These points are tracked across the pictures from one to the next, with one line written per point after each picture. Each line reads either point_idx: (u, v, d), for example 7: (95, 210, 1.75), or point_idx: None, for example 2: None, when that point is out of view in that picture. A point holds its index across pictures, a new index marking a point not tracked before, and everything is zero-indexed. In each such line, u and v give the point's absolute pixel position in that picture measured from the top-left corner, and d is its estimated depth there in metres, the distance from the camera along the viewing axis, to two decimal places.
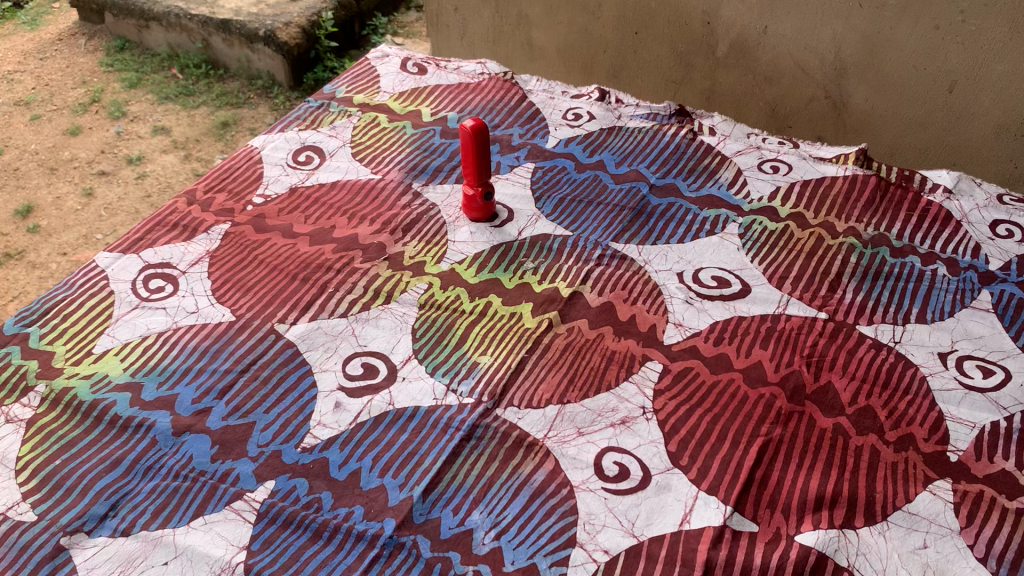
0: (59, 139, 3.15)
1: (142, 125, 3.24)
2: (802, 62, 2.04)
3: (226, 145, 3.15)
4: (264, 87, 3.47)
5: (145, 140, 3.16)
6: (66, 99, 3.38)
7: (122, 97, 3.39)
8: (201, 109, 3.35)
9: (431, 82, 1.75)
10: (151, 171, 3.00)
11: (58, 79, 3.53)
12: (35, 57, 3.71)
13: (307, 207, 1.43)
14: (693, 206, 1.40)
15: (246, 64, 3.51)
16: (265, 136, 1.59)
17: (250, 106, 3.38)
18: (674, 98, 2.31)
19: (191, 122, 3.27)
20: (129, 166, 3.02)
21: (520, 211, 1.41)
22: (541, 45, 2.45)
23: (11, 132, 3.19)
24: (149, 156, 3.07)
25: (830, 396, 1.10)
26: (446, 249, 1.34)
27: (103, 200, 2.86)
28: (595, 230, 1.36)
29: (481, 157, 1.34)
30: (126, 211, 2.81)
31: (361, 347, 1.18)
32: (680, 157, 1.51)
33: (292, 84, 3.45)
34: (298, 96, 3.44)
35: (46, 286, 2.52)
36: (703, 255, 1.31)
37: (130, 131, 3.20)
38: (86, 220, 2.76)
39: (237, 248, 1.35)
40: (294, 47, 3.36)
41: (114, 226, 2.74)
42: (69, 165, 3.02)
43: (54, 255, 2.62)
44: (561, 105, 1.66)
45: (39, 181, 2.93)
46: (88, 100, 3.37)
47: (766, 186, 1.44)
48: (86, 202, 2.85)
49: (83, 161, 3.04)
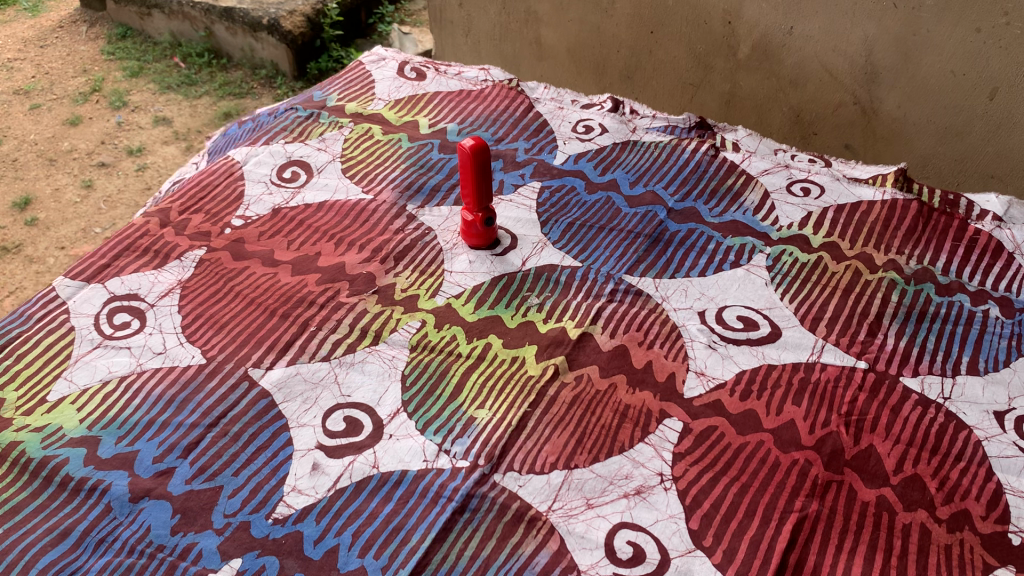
0: (58, 129, 3.03)
1: (143, 116, 3.11)
2: (829, 65, 1.90)
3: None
4: (268, 77, 3.35)
5: (146, 130, 3.03)
6: (66, 88, 3.26)
7: (124, 86, 3.27)
8: (203, 99, 3.22)
9: (431, 88, 1.61)
10: (151, 162, 2.88)
11: (58, 68, 3.40)
12: (35, 44, 3.58)
13: (292, 230, 1.30)
14: (716, 233, 1.27)
15: (249, 53, 3.38)
16: (248, 149, 1.46)
17: (252, 96, 3.25)
18: (692, 102, 2.18)
19: (193, 113, 3.14)
20: (129, 157, 2.90)
21: (524, 237, 1.28)
22: (550, 44, 2.32)
23: (10, 121, 3.08)
24: (150, 147, 2.95)
25: (873, 463, 0.97)
26: (442, 281, 1.21)
27: (102, 192, 2.74)
28: (607, 260, 1.23)
29: (481, 180, 1.21)
30: (126, 203, 2.69)
31: (344, 397, 1.06)
32: (701, 176, 1.38)
33: (296, 74, 3.33)
34: (303, 86, 3.31)
35: (45, 282, 2.41)
36: (727, 291, 1.18)
37: (131, 122, 3.08)
38: (85, 213, 2.65)
39: (212, 278, 1.23)
40: (299, 35, 3.23)
41: (114, 220, 2.63)
42: (69, 156, 2.90)
43: (52, 249, 2.51)
44: (570, 115, 1.52)
45: (38, 173, 2.82)
46: (88, 89, 3.25)
47: (796, 211, 1.30)
48: (86, 194, 2.74)
49: (82, 152, 2.92)
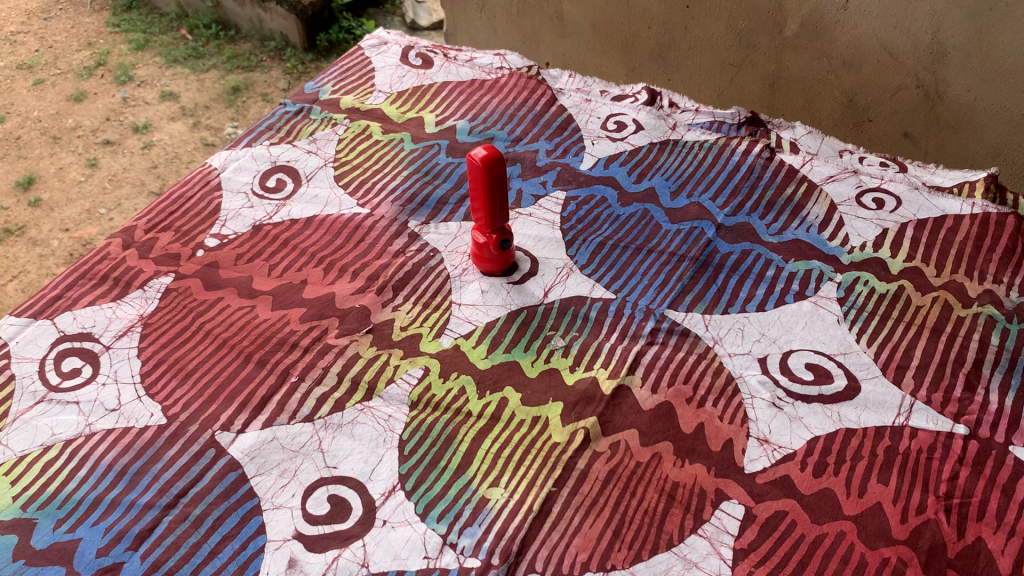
0: (61, 105, 2.84)
1: (149, 90, 2.91)
2: (890, 43, 1.67)
3: (237, 112, 2.84)
4: (277, 49, 3.14)
5: (153, 106, 2.84)
6: (70, 62, 3.05)
7: (129, 60, 3.06)
8: (211, 72, 3.01)
9: (438, 77, 1.41)
10: (158, 139, 2.69)
11: (62, 41, 3.18)
12: (39, 16, 3.36)
13: (275, 251, 1.11)
14: (775, 256, 1.07)
15: (258, 24, 3.17)
16: (227, 151, 1.26)
17: (261, 70, 3.05)
18: (731, 84, 1.95)
19: (201, 87, 2.94)
20: (135, 135, 2.71)
21: (547, 261, 1.08)
22: (574, 19, 2.09)
23: (12, 97, 2.89)
24: (156, 124, 2.76)
25: (984, 564, 0.77)
26: (449, 317, 1.02)
27: (107, 171, 2.58)
28: (645, 290, 1.03)
29: (495, 199, 1.01)
30: (131, 182, 2.53)
31: (329, 470, 0.87)
32: (754, 184, 1.17)
33: (306, 46, 3.12)
34: (313, 59, 3.10)
35: (49, 267, 2.28)
36: (792, 331, 0.98)
37: (137, 97, 2.88)
38: (89, 192, 2.50)
39: (180, 313, 1.04)
40: (309, 6, 3.01)
41: (120, 200, 2.48)
42: (73, 134, 2.72)
43: (56, 232, 2.38)
44: (600, 110, 1.32)
45: (41, 151, 2.65)
46: (93, 63, 3.04)
47: (870, 228, 1.10)
48: (91, 172, 2.57)
49: (87, 129, 2.73)
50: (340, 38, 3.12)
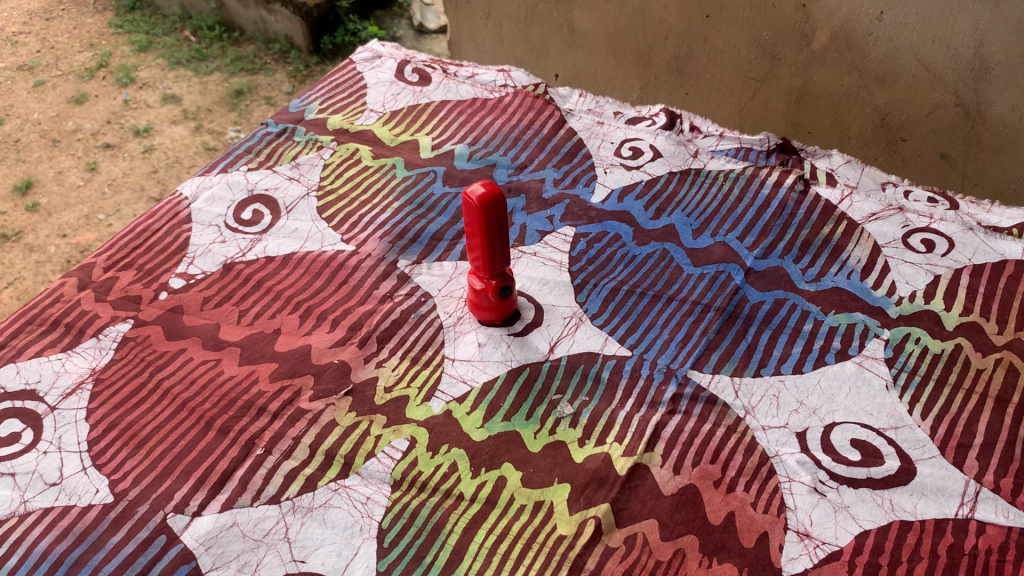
0: (61, 108, 2.72)
1: (150, 92, 2.78)
2: (928, 58, 1.53)
3: (240, 116, 2.72)
4: (281, 52, 2.99)
5: (154, 109, 2.71)
6: (72, 63, 2.92)
7: (132, 61, 2.92)
8: (214, 75, 2.88)
9: (436, 95, 1.29)
10: (160, 143, 2.58)
11: (64, 41, 3.04)
12: (40, 16, 3.20)
13: (247, 294, 0.99)
14: (813, 307, 0.94)
15: (261, 26, 3.02)
16: (200, 178, 1.14)
17: (265, 72, 2.91)
18: (754, 99, 1.81)
19: (203, 90, 2.81)
20: (135, 138, 2.60)
21: (552, 309, 0.95)
22: (584, 29, 1.94)
23: (12, 99, 2.78)
24: (158, 127, 2.64)
25: None
26: (441, 376, 0.89)
27: (107, 175, 2.47)
28: (666, 346, 0.90)
29: (492, 242, 0.88)
30: (130, 187, 2.43)
31: (296, 564, 0.74)
32: (787, 221, 1.04)
33: (311, 49, 2.97)
34: (316, 62, 2.95)
35: (46, 274, 2.19)
36: (834, 399, 0.85)
37: (139, 99, 2.76)
38: (88, 197, 2.40)
39: (138, 368, 0.92)
40: (314, 7, 2.86)
41: (119, 205, 2.37)
42: (73, 137, 2.61)
43: (53, 237, 2.28)
44: (613, 134, 1.19)
45: (40, 154, 2.55)
46: (94, 65, 2.91)
47: (919, 274, 0.97)
48: (90, 177, 2.46)
49: (87, 132, 2.62)
50: (346, 41, 2.96)
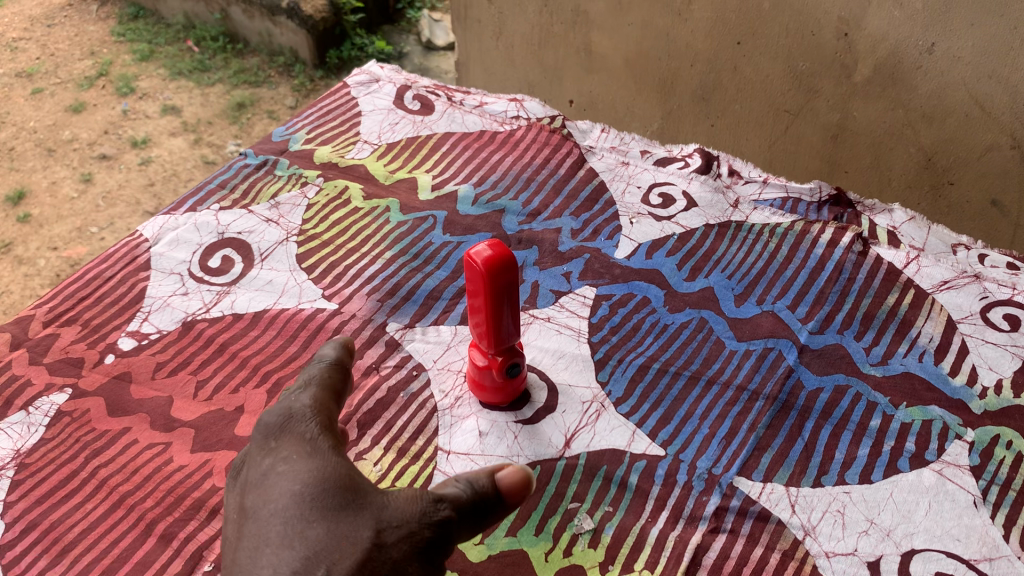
0: (59, 116, 2.59)
1: (150, 103, 2.63)
2: (983, 95, 1.27)
3: (241, 129, 2.57)
4: (286, 64, 2.80)
5: (153, 120, 2.57)
6: (72, 71, 2.77)
7: (133, 71, 2.76)
8: (217, 86, 2.72)
9: (439, 126, 1.14)
10: (157, 155, 2.44)
11: (65, 48, 2.89)
12: (41, 22, 3.04)
13: (209, 360, 0.84)
14: (881, 398, 0.78)
15: (267, 38, 2.82)
16: (164, 217, 0.99)
17: (269, 85, 2.73)
18: (786, 134, 1.57)
19: (205, 102, 2.65)
20: (133, 149, 2.46)
21: (569, 389, 0.80)
22: (603, 53, 1.74)
23: (8, 106, 2.64)
24: (156, 139, 2.50)
25: None
26: (433, 473, 0.74)
27: (102, 187, 2.33)
28: (705, 443, 0.75)
29: (501, 313, 0.72)
30: (126, 201, 2.29)
31: None
32: (844, 288, 0.89)
33: (316, 62, 2.77)
34: (322, 77, 2.76)
35: (34, 289, 2.07)
36: (912, 518, 0.69)
37: (138, 110, 2.61)
38: (82, 210, 2.27)
39: (72, 451, 0.77)
40: (321, 22, 2.68)
41: (113, 219, 2.24)
42: (68, 147, 2.47)
43: (44, 250, 2.15)
44: (641, 177, 1.04)
45: (34, 164, 2.41)
46: (95, 73, 2.75)
47: (1004, 359, 0.81)
48: (84, 188, 2.33)
49: (83, 142, 2.48)
50: (352, 57, 2.81)
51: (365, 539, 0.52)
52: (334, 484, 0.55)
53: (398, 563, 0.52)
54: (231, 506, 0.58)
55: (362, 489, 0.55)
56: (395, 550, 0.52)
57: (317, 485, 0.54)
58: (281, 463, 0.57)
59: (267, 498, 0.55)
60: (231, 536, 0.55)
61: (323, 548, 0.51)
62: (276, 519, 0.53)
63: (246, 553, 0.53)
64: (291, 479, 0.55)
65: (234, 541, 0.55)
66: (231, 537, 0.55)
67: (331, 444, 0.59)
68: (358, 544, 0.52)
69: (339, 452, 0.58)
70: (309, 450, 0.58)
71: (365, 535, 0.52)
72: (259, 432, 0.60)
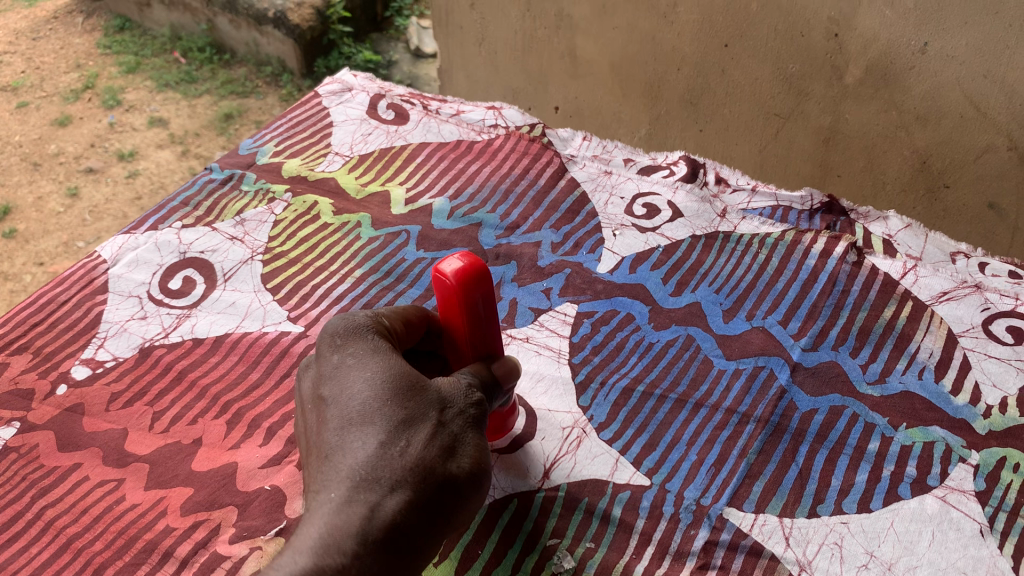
0: (44, 130, 2.54)
1: (137, 115, 2.58)
2: (978, 96, 1.23)
3: (229, 140, 2.51)
4: (273, 74, 2.73)
5: (139, 133, 2.52)
6: (57, 84, 2.73)
7: (118, 83, 2.71)
8: (204, 98, 2.67)
9: (413, 136, 1.09)
10: (144, 168, 2.39)
11: (50, 62, 2.84)
12: (27, 35, 2.99)
13: (166, 389, 0.79)
14: (879, 419, 0.74)
15: (253, 48, 2.75)
16: (124, 237, 0.94)
17: (256, 95, 2.68)
18: (776, 139, 1.53)
19: (192, 114, 2.60)
20: (119, 163, 2.41)
21: (549, 415, 0.75)
22: (588, 58, 1.70)
23: None
24: (143, 151, 2.45)
25: None
26: None
27: (88, 202, 2.29)
28: (693, 473, 0.70)
29: (482, 333, 0.66)
30: (112, 215, 2.25)
31: None
32: (838, 301, 0.85)
33: (304, 71, 2.71)
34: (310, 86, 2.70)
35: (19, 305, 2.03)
36: (916, 550, 0.64)
37: (124, 122, 2.56)
38: (68, 224, 2.22)
39: (18, 490, 0.72)
40: (308, 31, 2.61)
41: (99, 233, 2.20)
42: (54, 161, 2.42)
43: (29, 265, 2.11)
44: (624, 187, 1.00)
45: (19, 178, 2.37)
46: (81, 85, 2.71)
47: (1009, 375, 0.77)
48: (70, 203, 2.28)
49: (69, 156, 2.44)
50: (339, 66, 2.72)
51: (434, 418, 0.58)
52: (403, 374, 0.60)
53: (459, 434, 0.59)
54: (303, 395, 0.63)
55: (422, 376, 0.61)
56: (455, 425, 0.59)
57: (387, 374, 0.60)
58: (351, 357, 0.61)
59: (341, 387, 0.60)
60: (313, 420, 0.61)
61: (401, 424, 0.57)
62: (354, 402, 0.59)
63: (330, 434, 0.59)
64: (363, 370, 0.60)
65: (315, 425, 0.61)
66: (313, 422, 0.61)
67: (389, 344, 0.63)
68: (429, 420, 0.58)
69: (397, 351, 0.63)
70: (373, 346, 0.62)
71: (433, 414, 0.59)
72: (325, 333, 0.64)
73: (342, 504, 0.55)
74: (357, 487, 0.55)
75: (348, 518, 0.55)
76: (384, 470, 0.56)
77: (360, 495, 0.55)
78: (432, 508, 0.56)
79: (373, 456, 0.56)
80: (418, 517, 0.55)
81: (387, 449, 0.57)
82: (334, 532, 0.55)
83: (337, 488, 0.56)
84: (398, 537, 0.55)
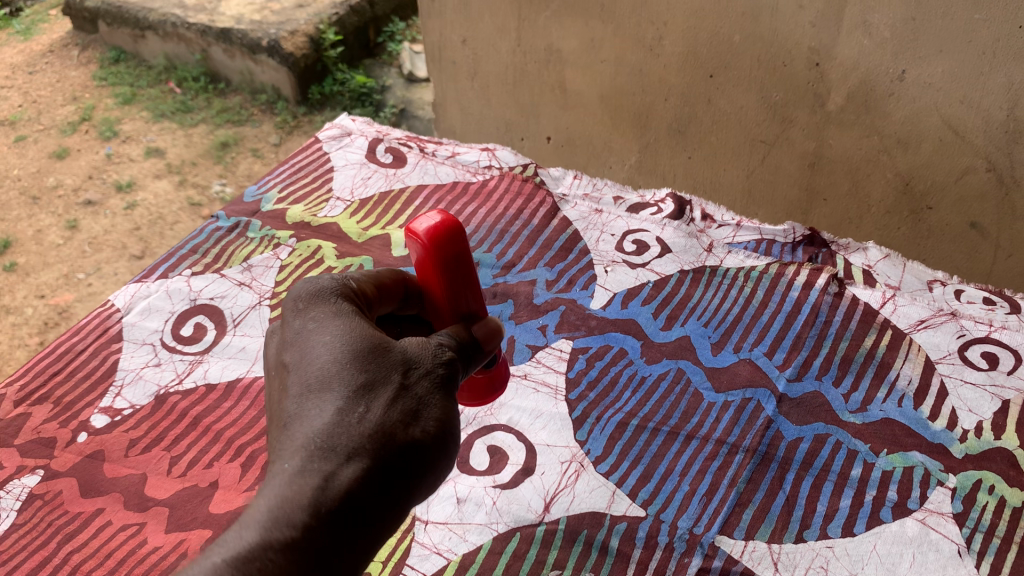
0: (43, 163, 2.58)
1: (134, 147, 2.63)
2: (955, 120, 1.28)
3: (225, 168, 2.56)
4: (268, 102, 2.78)
5: (137, 163, 2.56)
6: (54, 117, 2.77)
7: (115, 115, 2.76)
8: (200, 127, 2.71)
9: (411, 179, 1.14)
10: (142, 200, 2.42)
11: (47, 95, 2.89)
12: (24, 69, 3.04)
13: (181, 435, 0.83)
14: (861, 446, 0.78)
15: (248, 77, 2.79)
16: (136, 285, 0.98)
17: (252, 124, 2.72)
18: (763, 164, 1.57)
19: (188, 143, 2.65)
20: (118, 194, 2.45)
21: (547, 449, 0.79)
22: (578, 90, 1.74)
23: None
24: (141, 182, 2.49)
25: None
26: (411, 545, 0.73)
27: (88, 233, 2.33)
28: (685, 503, 0.74)
29: (459, 293, 0.66)
30: (111, 246, 2.28)
31: None
32: (821, 332, 0.89)
33: (298, 99, 2.74)
34: (305, 112, 2.74)
35: (22, 338, 2.06)
36: (897, 571, 0.68)
37: (121, 154, 2.60)
38: (68, 256, 2.26)
39: (44, 536, 0.76)
40: (302, 58, 2.66)
41: (98, 264, 2.23)
42: (53, 194, 2.46)
43: (31, 298, 2.15)
44: (615, 224, 1.04)
45: (20, 212, 2.41)
46: (78, 118, 2.75)
47: (984, 401, 0.81)
48: (70, 235, 2.32)
49: (68, 189, 2.47)
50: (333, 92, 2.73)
51: (397, 381, 0.58)
52: (365, 337, 0.59)
53: (424, 398, 0.58)
54: (267, 362, 0.63)
55: (387, 339, 0.61)
56: (419, 388, 0.59)
57: (349, 338, 0.59)
58: (312, 323, 0.60)
59: (303, 354, 0.59)
60: (274, 388, 0.60)
61: (360, 389, 0.57)
62: (314, 368, 0.58)
63: (289, 402, 0.58)
64: (324, 335, 0.59)
65: (277, 393, 0.60)
66: (275, 389, 0.60)
67: (355, 309, 0.62)
68: (392, 384, 0.58)
69: (362, 315, 0.62)
70: (335, 310, 0.61)
71: (396, 377, 0.58)
72: (288, 297, 0.63)
73: (295, 473, 0.54)
74: (313, 455, 0.54)
75: (301, 487, 0.53)
76: (340, 436, 0.55)
77: (315, 464, 0.54)
78: (391, 474, 0.56)
79: (330, 423, 0.56)
80: (374, 484, 0.55)
81: (345, 416, 0.56)
82: (284, 502, 0.53)
83: (292, 457, 0.55)
84: (353, 506, 0.54)
